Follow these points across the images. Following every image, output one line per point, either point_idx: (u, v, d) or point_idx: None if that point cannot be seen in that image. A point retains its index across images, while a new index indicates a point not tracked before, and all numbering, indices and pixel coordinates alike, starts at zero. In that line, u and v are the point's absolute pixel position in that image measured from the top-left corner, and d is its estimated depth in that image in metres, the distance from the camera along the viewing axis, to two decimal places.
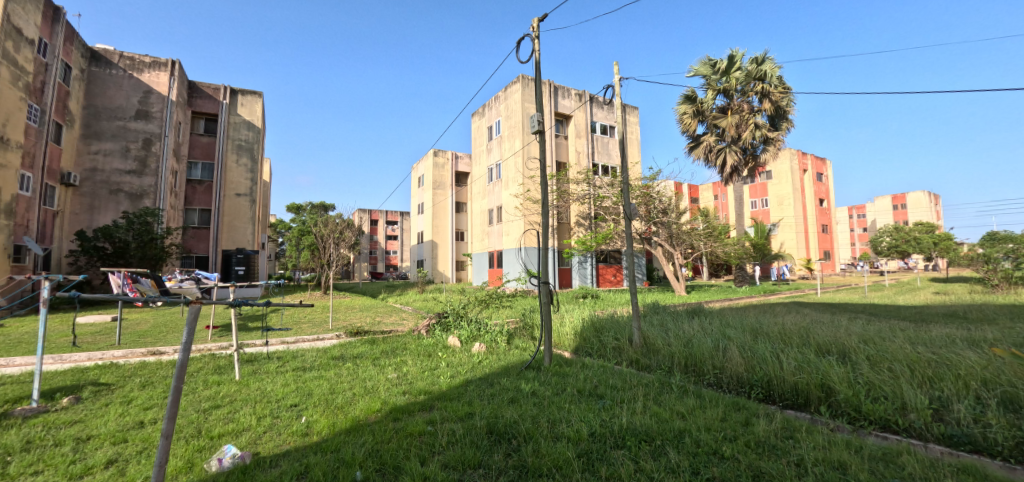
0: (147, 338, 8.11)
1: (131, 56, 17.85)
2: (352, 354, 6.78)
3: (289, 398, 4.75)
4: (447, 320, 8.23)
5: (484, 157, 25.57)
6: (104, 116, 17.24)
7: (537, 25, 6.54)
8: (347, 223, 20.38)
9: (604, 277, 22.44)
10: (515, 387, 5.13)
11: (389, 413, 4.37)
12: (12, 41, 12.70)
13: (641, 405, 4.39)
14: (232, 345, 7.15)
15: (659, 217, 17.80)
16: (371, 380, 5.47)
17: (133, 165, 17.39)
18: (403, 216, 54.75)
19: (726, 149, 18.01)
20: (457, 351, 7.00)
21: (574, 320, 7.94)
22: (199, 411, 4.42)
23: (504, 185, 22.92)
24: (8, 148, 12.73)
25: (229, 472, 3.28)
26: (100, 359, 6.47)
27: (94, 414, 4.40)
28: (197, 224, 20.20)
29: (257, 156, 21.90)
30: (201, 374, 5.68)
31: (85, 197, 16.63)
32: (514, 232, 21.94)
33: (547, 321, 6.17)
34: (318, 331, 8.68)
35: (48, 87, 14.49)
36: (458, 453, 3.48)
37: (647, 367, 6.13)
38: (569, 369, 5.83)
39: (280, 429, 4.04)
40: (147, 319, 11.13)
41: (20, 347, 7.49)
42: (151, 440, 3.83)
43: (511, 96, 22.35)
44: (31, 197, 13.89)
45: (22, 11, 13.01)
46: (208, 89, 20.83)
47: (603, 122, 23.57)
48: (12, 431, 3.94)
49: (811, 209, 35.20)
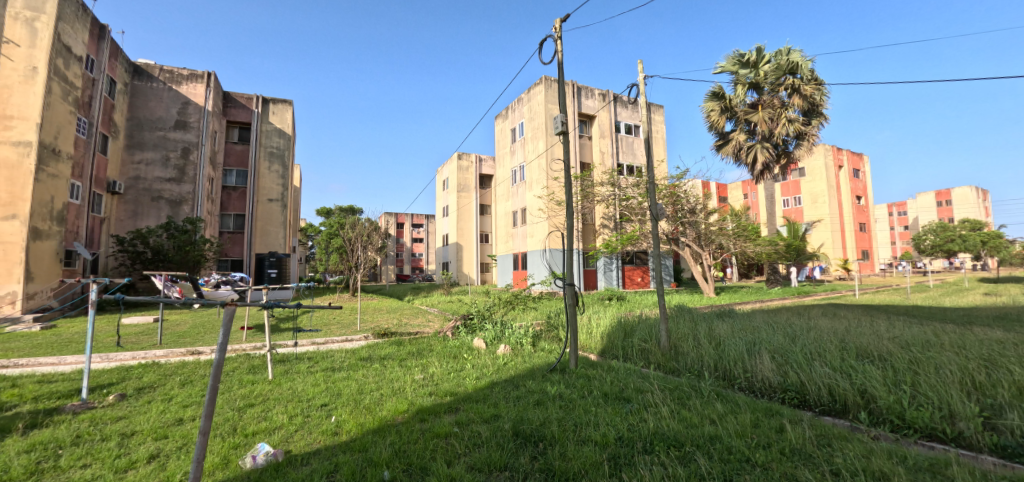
0: (186, 339, 8.45)
1: (170, 70, 18.77)
2: (380, 355, 6.89)
3: (320, 398, 4.86)
4: (473, 322, 8.31)
5: (508, 159, 25.62)
6: (146, 127, 18.13)
7: (560, 25, 6.50)
8: (374, 226, 20.73)
9: (631, 279, 22.09)
10: (541, 389, 5.09)
11: (416, 414, 4.42)
12: (63, 58, 13.51)
13: (668, 410, 4.29)
14: (265, 345, 7.39)
15: (687, 217, 17.44)
16: (398, 381, 5.53)
17: (173, 173, 18.24)
18: (429, 219, 55.39)
19: (757, 146, 17.43)
20: (482, 352, 6.98)
21: (601, 324, 7.81)
22: (235, 409, 4.57)
23: (529, 187, 22.90)
24: (60, 159, 13.53)
25: (262, 468, 3.38)
26: (143, 358, 6.79)
27: (137, 411, 4.61)
28: (232, 228, 20.99)
29: (288, 163, 22.50)
30: (236, 373, 5.87)
31: (129, 204, 17.49)
32: (538, 233, 21.78)
33: (573, 323, 6.07)
34: (347, 332, 8.84)
35: (95, 101, 15.36)
36: (484, 455, 3.48)
37: (675, 371, 5.99)
38: (595, 372, 5.75)
39: (311, 428, 4.14)
40: (186, 320, 11.66)
41: (70, 347, 7.93)
42: (190, 436, 3.98)
43: (534, 98, 22.38)
44: (80, 205, 14.71)
45: (71, 29, 13.82)
46: (241, 99, 21.64)
47: (628, 121, 23.33)
48: (63, 426, 4.18)
49: (848, 207, 33.65)
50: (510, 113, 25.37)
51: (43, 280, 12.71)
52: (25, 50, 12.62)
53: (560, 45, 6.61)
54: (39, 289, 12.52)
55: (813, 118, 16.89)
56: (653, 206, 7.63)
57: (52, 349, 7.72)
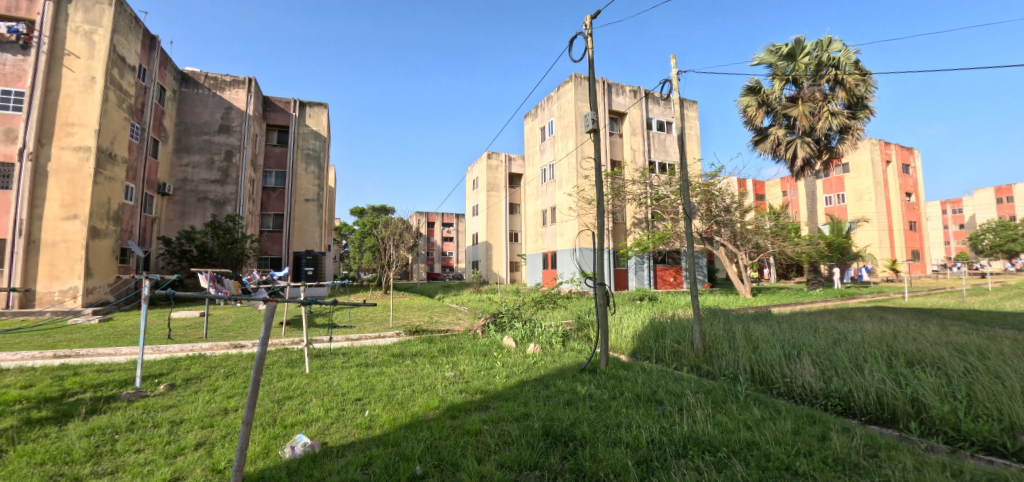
0: (230, 333, 8.85)
1: (214, 77, 19.71)
2: (411, 352, 7.01)
3: (354, 392, 5.00)
4: (503, 320, 8.33)
5: (537, 157, 25.58)
6: (193, 132, 19.10)
7: (590, 21, 6.41)
8: (406, 225, 21.13)
9: (662, 279, 21.62)
10: (571, 389, 5.06)
11: (447, 410, 4.48)
12: (118, 68, 14.39)
13: (703, 413, 4.17)
14: (303, 340, 7.65)
15: (721, 215, 16.95)
16: (429, 377, 5.62)
17: (217, 175, 19.15)
18: (459, 218, 55.92)
19: (796, 142, 16.71)
20: (512, 351, 6.99)
21: (633, 325, 7.68)
22: (274, 401, 4.75)
23: (558, 185, 22.79)
24: (116, 162, 14.42)
25: (300, 458, 3.51)
26: (191, 351, 7.16)
27: (185, 400, 4.87)
28: (271, 227, 21.85)
29: (323, 164, 23.20)
30: (276, 366, 6.11)
31: (178, 204, 18.47)
32: (568, 232, 21.64)
33: (603, 323, 6.00)
34: (380, 329, 9.05)
35: (147, 108, 16.31)
36: (514, 453, 3.48)
37: (709, 373, 5.82)
38: (627, 373, 5.66)
39: (346, 421, 4.26)
40: (229, 315, 12.23)
41: (126, 339, 8.45)
42: (234, 426, 4.17)
43: (564, 95, 22.24)
44: (134, 206, 15.65)
45: (125, 41, 14.70)
46: (280, 103, 22.47)
47: (659, 118, 22.84)
48: (119, 412, 4.45)
49: (897, 204, 31.80)
50: (540, 112, 25.30)
51: (101, 276, 13.62)
52: (85, 62, 13.53)
53: (591, 42, 6.52)
54: (98, 284, 13.43)
55: (858, 111, 16.04)
56: (686, 204, 7.44)
57: (110, 340, 8.24)
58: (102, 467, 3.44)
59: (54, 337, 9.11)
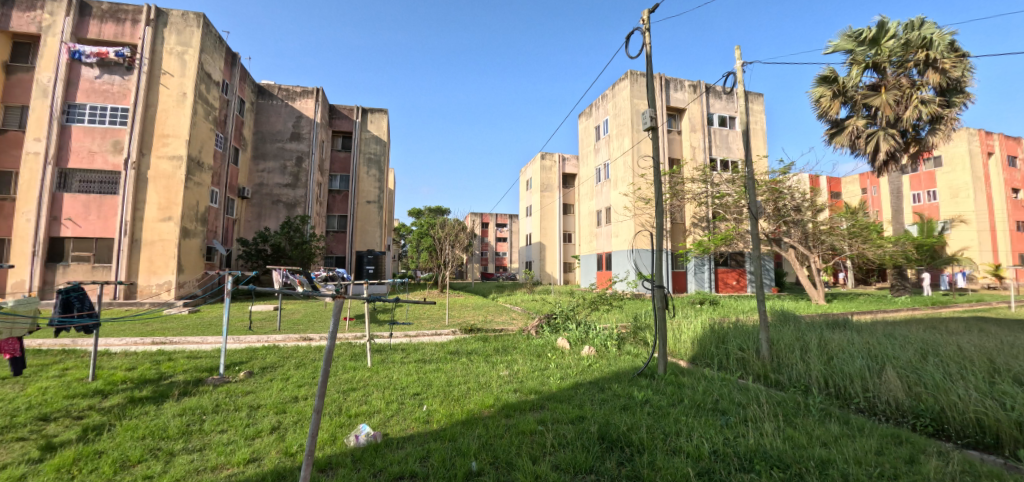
0: (300, 326, 9.49)
1: (287, 88, 21.22)
2: (467, 350, 7.16)
3: (413, 387, 5.18)
4: (557, 321, 8.29)
5: (592, 157, 25.25)
6: (268, 140, 20.69)
7: (648, 16, 6.23)
8: (461, 226, 21.62)
9: (724, 282, 20.55)
10: (627, 394, 4.94)
11: (502, 409, 4.52)
12: (205, 84, 15.87)
13: (772, 426, 3.92)
14: (366, 335, 8.06)
15: (791, 215, 15.85)
16: (484, 376, 5.71)
17: (289, 179, 20.61)
18: (512, 218, 56.31)
19: (879, 134, 15.25)
20: (566, 353, 6.95)
21: (694, 329, 7.37)
22: (340, 392, 5.03)
23: (613, 185, 22.36)
24: (203, 169, 15.92)
25: (364, 447, 3.70)
26: (266, 342, 7.76)
27: (261, 387, 5.29)
28: (336, 228, 23.19)
29: (383, 168, 24.25)
30: (341, 359, 6.47)
31: (255, 207, 20.10)
32: (623, 233, 21.16)
33: (662, 327, 5.80)
34: (437, 326, 9.32)
35: (229, 119, 17.86)
36: (569, 456, 3.46)
37: (778, 384, 5.45)
38: (687, 380, 5.43)
39: (406, 414, 4.42)
40: (299, 309, 13.11)
41: (211, 329, 9.31)
42: (304, 413, 4.47)
43: (620, 93, 21.79)
44: (218, 208, 17.21)
45: (210, 59, 16.19)
46: (344, 111, 23.78)
47: (721, 113, 21.76)
48: (206, 395, 4.92)
49: (1000, 203, 28.00)
50: (594, 111, 24.96)
51: (191, 271, 15.11)
52: (178, 79, 15.05)
53: (649, 37, 6.34)
54: (188, 279, 14.92)
55: (953, 98, 14.37)
56: (753, 204, 7.02)
57: (198, 330, 9.12)
58: (192, 444, 3.82)
59: (153, 325, 10.21)
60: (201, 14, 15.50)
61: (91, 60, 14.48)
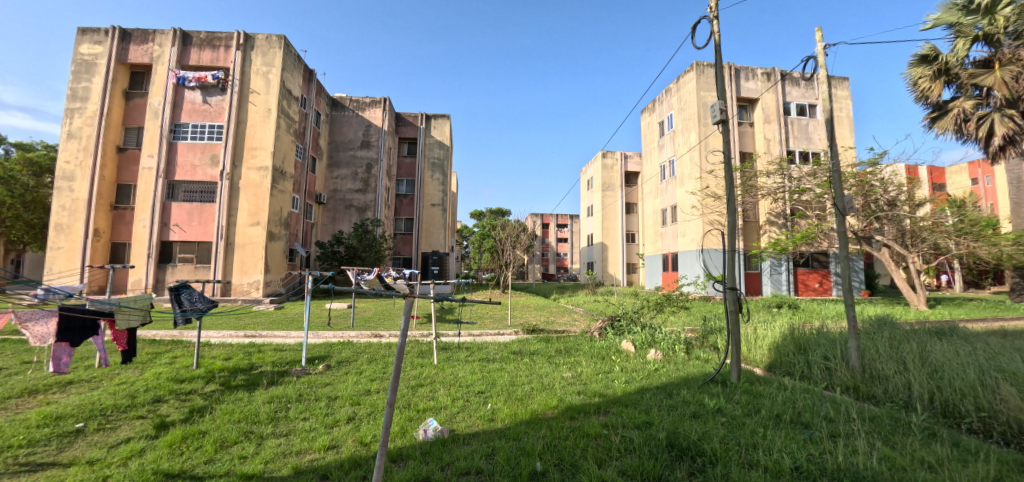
0: (372, 323, 10.06)
1: (357, 99, 22.57)
2: (529, 350, 7.21)
3: (477, 385, 5.31)
4: (621, 323, 8.10)
5: (656, 154, 24.40)
6: (341, 149, 22.16)
7: (716, 4, 5.92)
8: (522, 227, 21.79)
9: (805, 285, 18.95)
10: (697, 401, 4.72)
11: (566, 411, 4.50)
12: (286, 100, 17.30)
13: (865, 444, 3.57)
14: (432, 333, 8.38)
15: (885, 211, 14.30)
16: (547, 376, 5.72)
17: (360, 185, 21.92)
18: (573, 219, 55.72)
19: (993, 116, 13.34)
20: (631, 356, 6.76)
21: (772, 335, 6.87)
22: (409, 387, 5.28)
23: (678, 182, 21.46)
24: (286, 177, 17.37)
25: (432, 441, 3.85)
26: (342, 337, 8.31)
27: (338, 379, 5.69)
28: (403, 230, 24.31)
29: (447, 171, 24.97)
30: (410, 356, 6.79)
31: (330, 211, 21.61)
32: (690, 232, 20.23)
33: (735, 332, 5.48)
34: (500, 326, 9.47)
35: (307, 131, 19.35)
36: (636, 462, 3.37)
37: (871, 397, 4.94)
38: (764, 389, 5.08)
39: (471, 411, 4.54)
40: (370, 307, 13.90)
41: (295, 325, 10.13)
42: (376, 405, 4.74)
43: (685, 86, 20.87)
44: (298, 213, 18.70)
45: (291, 76, 17.62)
46: (410, 118, 24.85)
47: (799, 102, 20.12)
48: (290, 385, 5.37)
49: None
50: (658, 106, 24.11)
51: (276, 271, 16.56)
52: (264, 97, 16.55)
53: (717, 25, 6.02)
54: (273, 279, 16.36)
55: None
56: (840, 199, 6.42)
57: (284, 325, 9.97)
58: (280, 429, 4.18)
59: (245, 320, 11.31)
60: (282, 36, 16.93)
61: (193, 84, 16.25)
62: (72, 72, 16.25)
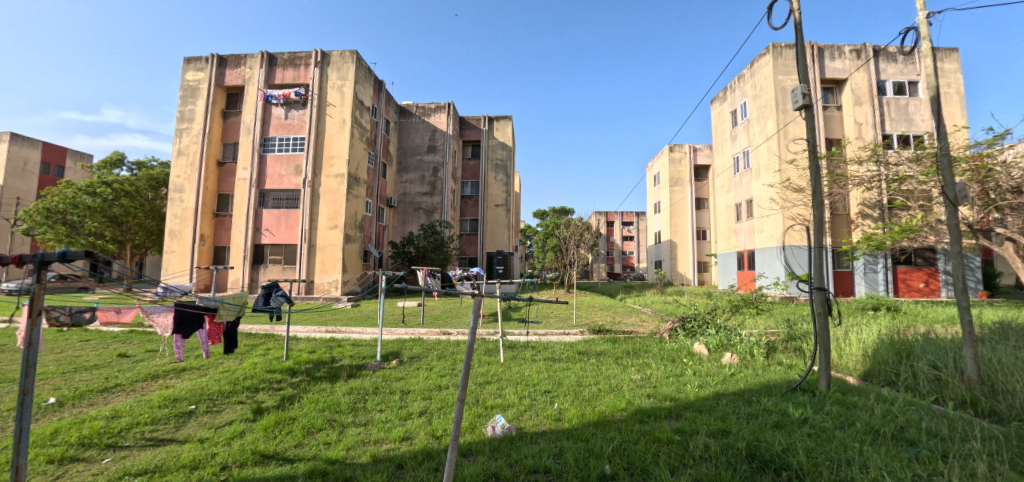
0: (441, 321, 10.46)
1: (423, 106, 23.51)
2: (596, 351, 7.11)
3: (543, 384, 5.33)
4: (693, 325, 7.75)
5: (728, 145, 22.99)
6: (410, 154, 23.24)
7: None
8: (586, 225, 21.50)
9: (906, 284, 16.88)
10: (780, 410, 4.39)
11: (635, 414, 4.39)
12: (359, 110, 18.44)
13: (987, 467, 3.12)
14: (498, 332, 8.54)
15: (1009, 199, 12.36)
16: (615, 378, 5.61)
17: (427, 188, 22.83)
18: (639, 216, 53.92)
19: None
20: (705, 360, 6.44)
21: (871, 340, 6.20)
22: (477, 384, 5.42)
23: (754, 175, 20.06)
24: (359, 183, 18.53)
25: (501, 438, 3.93)
26: (413, 334, 8.72)
27: (410, 374, 5.98)
28: (468, 231, 24.99)
29: (510, 172, 25.23)
30: (477, 353, 6.97)
31: (401, 214, 22.76)
32: (768, 228, 18.84)
33: (824, 336, 5.03)
34: (565, 326, 9.43)
35: (378, 139, 20.50)
36: (711, 471, 3.21)
37: (994, 415, 4.30)
38: (859, 400, 4.60)
39: (538, 410, 4.57)
40: (438, 306, 14.45)
41: (371, 322, 10.79)
42: (447, 401, 4.92)
43: (760, 71, 19.44)
44: (371, 217, 19.89)
45: (362, 88, 18.75)
46: (473, 121, 25.45)
47: (897, 79, 17.98)
48: (367, 378, 5.73)
49: None
50: (730, 94, 22.66)
51: (352, 272, 17.71)
52: (339, 109, 17.75)
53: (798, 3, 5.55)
54: (350, 278, 17.52)
55: None
56: (954, 188, 5.64)
57: (361, 322, 10.66)
58: (359, 419, 4.48)
59: (326, 316, 12.23)
60: (354, 51, 18.05)
61: (279, 102, 17.82)
62: (180, 97, 18.49)
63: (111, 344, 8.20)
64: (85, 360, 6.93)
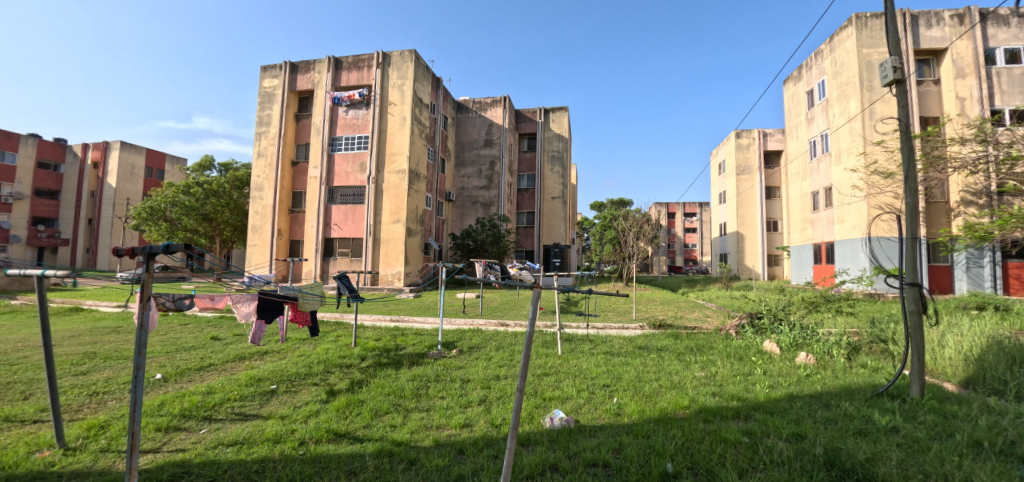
0: (499, 313, 10.66)
1: (479, 101, 23.84)
2: (656, 346, 6.92)
3: (602, 378, 5.28)
4: (763, 322, 7.32)
5: (803, 129, 21.25)
6: (467, 149, 23.70)
7: None
8: (646, 217, 20.84)
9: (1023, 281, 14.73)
10: (864, 416, 4.04)
11: (699, 412, 4.24)
12: (418, 108, 19.06)
13: None
14: (556, 325, 8.56)
15: None
16: (677, 374, 5.44)
17: (484, 182, 23.20)
18: (703, 206, 51.33)
19: None
20: (777, 359, 6.07)
21: (977, 343, 5.51)
22: (535, 375, 5.48)
23: (834, 160, 18.41)
24: (419, 178, 19.20)
25: (559, 430, 3.95)
26: (472, 325, 8.96)
27: (470, 364, 6.16)
28: (525, 223, 25.14)
29: (566, 164, 24.99)
30: (535, 345, 7.04)
31: (459, 208, 23.34)
32: (850, 218, 17.26)
33: (918, 337, 4.54)
34: (624, 320, 9.26)
35: (437, 135, 21.11)
36: (783, 476, 3.03)
37: None
38: (960, 409, 4.11)
39: (597, 404, 4.54)
40: (495, 298, 14.73)
41: (432, 312, 11.23)
42: (505, 391, 5.03)
43: (842, 45, 17.72)
44: (431, 211, 20.58)
45: (421, 86, 19.34)
46: (528, 114, 25.44)
47: (1012, 45, 15.65)
48: (429, 366, 5.98)
49: None
50: (806, 73, 20.87)
51: (413, 264, 18.45)
52: (400, 107, 18.45)
53: None
54: (412, 270, 18.28)
55: None
56: None
57: (423, 312, 11.12)
58: (422, 405, 4.69)
59: (390, 306, 12.87)
60: (413, 50, 18.63)
61: (345, 103, 18.83)
62: (259, 103, 20.09)
63: (206, 327, 9.16)
64: (185, 341, 7.81)
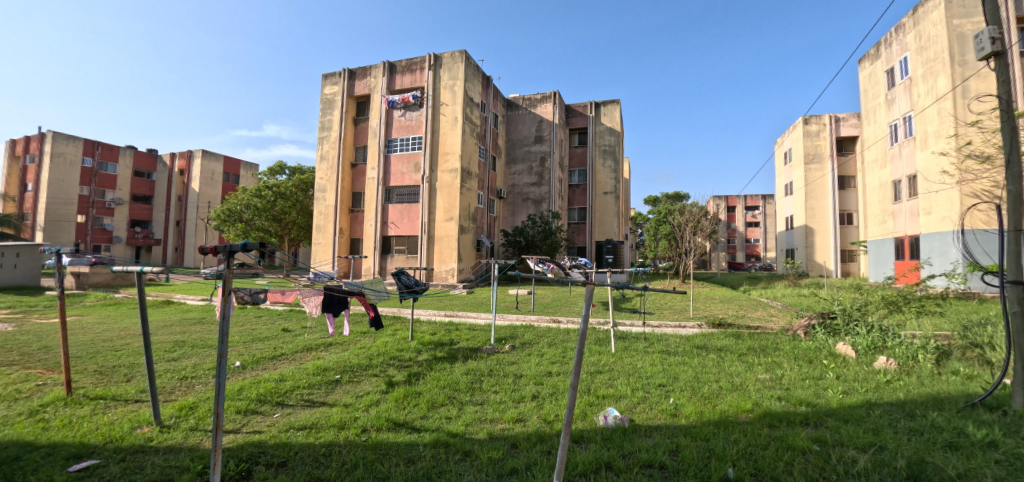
0: (551, 310, 10.66)
1: (529, 97, 23.87)
2: (716, 346, 6.64)
3: (657, 378, 5.15)
4: (836, 322, 6.80)
5: (883, 111, 19.37)
6: (517, 146, 23.83)
7: None
8: (703, 211, 19.94)
9: None
10: (958, 429, 3.65)
11: (763, 416, 4.03)
12: (469, 107, 19.40)
13: None
14: (609, 322, 8.43)
15: None
16: (738, 376, 5.19)
17: (535, 178, 23.23)
18: (767, 199, 48.28)
19: None
20: (852, 363, 5.62)
21: None
22: (588, 373, 5.45)
23: (920, 145, 16.66)
24: (471, 177, 19.55)
25: (613, 428, 3.91)
26: (524, 321, 9.04)
27: (522, 359, 6.23)
28: (576, 220, 24.92)
29: (618, 158, 24.44)
30: (587, 342, 6.99)
31: (510, 205, 23.56)
32: (939, 208, 15.57)
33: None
34: (681, 318, 8.95)
35: (488, 134, 21.40)
36: None
37: None
38: None
39: (652, 404, 4.45)
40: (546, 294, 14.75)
41: (484, 308, 11.44)
42: (558, 387, 5.04)
43: (929, 16, 15.96)
44: (483, 208, 20.92)
45: (472, 86, 19.66)
46: (579, 108, 25.12)
47: None
48: (482, 361, 6.11)
49: None
50: (886, 49, 19.00)
51: (466, 260, 18.88)
52: (451, 107, 18.87)
53: None
54: (464, 266, 18.71)
55: None
56: None
57: (476, 308, 11.36)
58: (476, 398, 4.82)
59: (445, 301, 13.26)
60: (463, 51, 18.98)
61: (399, 106, 19.55)
62: (321, 109, 21.31)
63: (278, 320, 9.91)
64: (260, 332, 8.50)
